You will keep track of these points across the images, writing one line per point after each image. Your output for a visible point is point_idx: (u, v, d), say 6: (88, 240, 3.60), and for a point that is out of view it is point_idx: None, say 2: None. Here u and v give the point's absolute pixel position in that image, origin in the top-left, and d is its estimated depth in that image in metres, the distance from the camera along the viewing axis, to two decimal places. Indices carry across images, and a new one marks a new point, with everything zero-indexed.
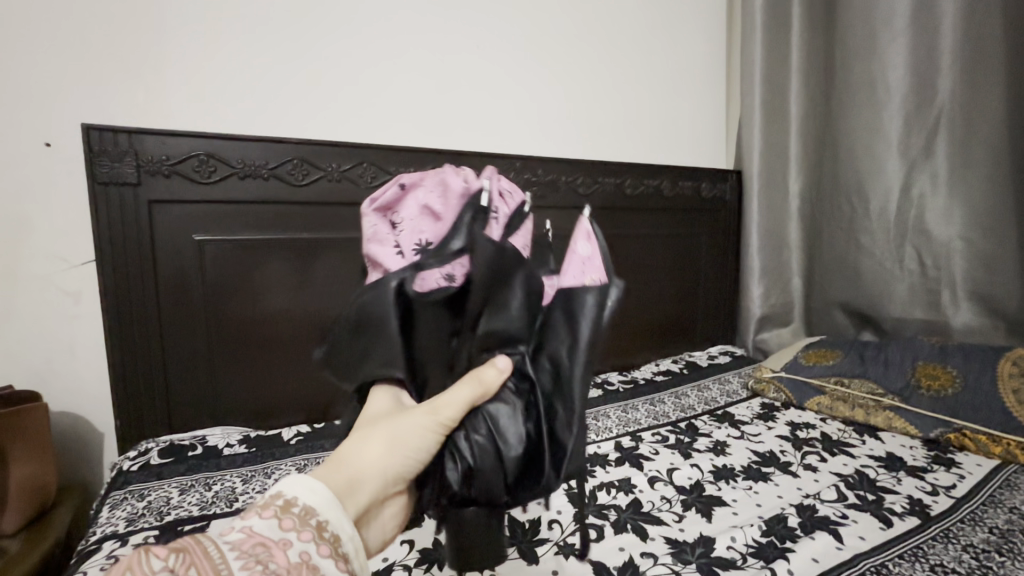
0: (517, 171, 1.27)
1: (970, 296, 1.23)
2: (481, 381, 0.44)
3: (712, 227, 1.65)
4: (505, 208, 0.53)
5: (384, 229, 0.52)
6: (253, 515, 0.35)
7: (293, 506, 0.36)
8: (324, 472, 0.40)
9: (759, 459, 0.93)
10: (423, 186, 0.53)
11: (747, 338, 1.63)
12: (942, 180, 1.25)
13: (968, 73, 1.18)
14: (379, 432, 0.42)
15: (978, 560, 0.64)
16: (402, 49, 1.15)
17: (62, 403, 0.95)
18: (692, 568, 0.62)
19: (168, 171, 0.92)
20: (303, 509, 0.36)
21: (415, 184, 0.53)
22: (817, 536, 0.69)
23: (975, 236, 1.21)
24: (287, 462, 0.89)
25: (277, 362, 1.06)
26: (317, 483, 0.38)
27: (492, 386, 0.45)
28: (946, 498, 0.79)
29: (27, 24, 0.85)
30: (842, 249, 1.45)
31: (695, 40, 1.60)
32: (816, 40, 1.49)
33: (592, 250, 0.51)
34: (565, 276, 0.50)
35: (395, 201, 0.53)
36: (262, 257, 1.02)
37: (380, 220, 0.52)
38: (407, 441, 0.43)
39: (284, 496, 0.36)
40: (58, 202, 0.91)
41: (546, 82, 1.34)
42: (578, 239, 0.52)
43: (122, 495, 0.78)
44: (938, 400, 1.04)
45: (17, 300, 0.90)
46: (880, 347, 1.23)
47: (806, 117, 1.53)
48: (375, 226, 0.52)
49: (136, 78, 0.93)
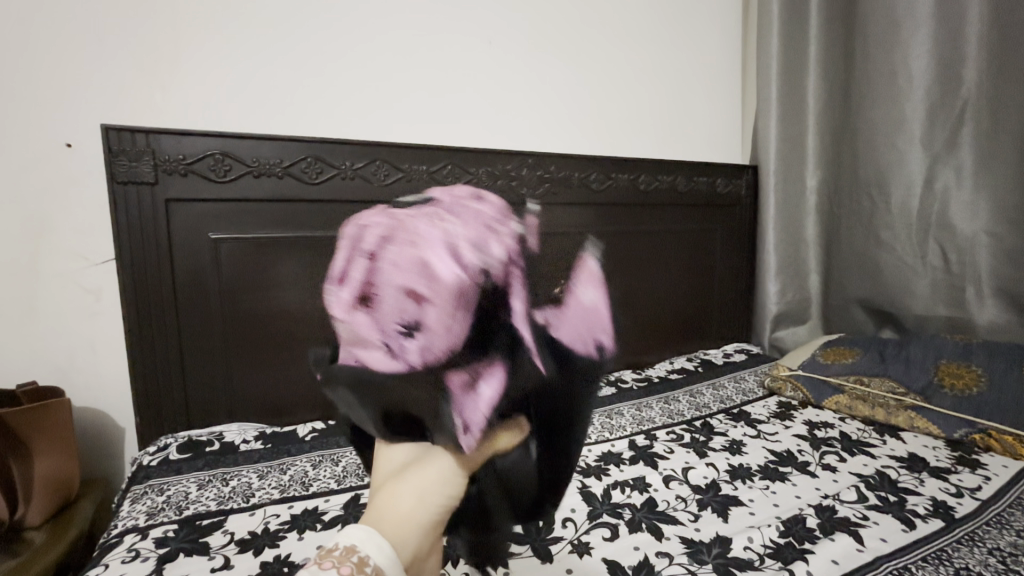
0: (529, 167, 1.25)
1: (995, 292, 1.20)
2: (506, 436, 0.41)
3: (726, 222, 1.62)
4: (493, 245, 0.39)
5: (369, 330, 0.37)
6: (330, 568, 0.33)
7: (367, 565, 0.34)
8: (375, 520, 0.38)
9: (777, 459, 0.91)
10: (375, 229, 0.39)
11: (763, 336, 1.61)
12: (966, 173, 1.22)
13: (996, 63, 1.14)
14: (423, 484, 0.39)
15: (1006, 563, 0.62)
16: (412, 46, 1.14)
17: (84, 397, 0.98)
18: (709, 568, 0.62)
19: (184, 170, 0.93)
20: (375, 568, 0.34)
21: (383, 238, 0.38)
22: (837, 537, 0.68)
23: (1001, 231, 1.17)
24: (303, 458, 0.90)
25: (291, 360, 1.07)
26: (374, 540, 0.36)
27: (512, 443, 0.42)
28: (971, 500, 0.77)
29: (47, 24, 0.87)
30: (862, 244, 1.42)
31: (710, 32, 1.57)
32: (836, 29, 1.45)
33: (597, 301, 0.43)
34: (569, 328, 0.41)
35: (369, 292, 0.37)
36: (276, 255, 1.02)
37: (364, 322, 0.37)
38: (446, 492, 0.39)
39: (359, 553, 0.34)
40: (80, 201, 0.93)
41: (557, 75, 1.33)
42: (588, 284, 0.43)
43: (143, 489, 0.79)
44: (962, 400, 1.02)
45: (41, 297, 0.92)
46: (901, 345, 1.20)
47: (824, 110, 1.50)
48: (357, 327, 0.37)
49: (154, 79, 0.94)
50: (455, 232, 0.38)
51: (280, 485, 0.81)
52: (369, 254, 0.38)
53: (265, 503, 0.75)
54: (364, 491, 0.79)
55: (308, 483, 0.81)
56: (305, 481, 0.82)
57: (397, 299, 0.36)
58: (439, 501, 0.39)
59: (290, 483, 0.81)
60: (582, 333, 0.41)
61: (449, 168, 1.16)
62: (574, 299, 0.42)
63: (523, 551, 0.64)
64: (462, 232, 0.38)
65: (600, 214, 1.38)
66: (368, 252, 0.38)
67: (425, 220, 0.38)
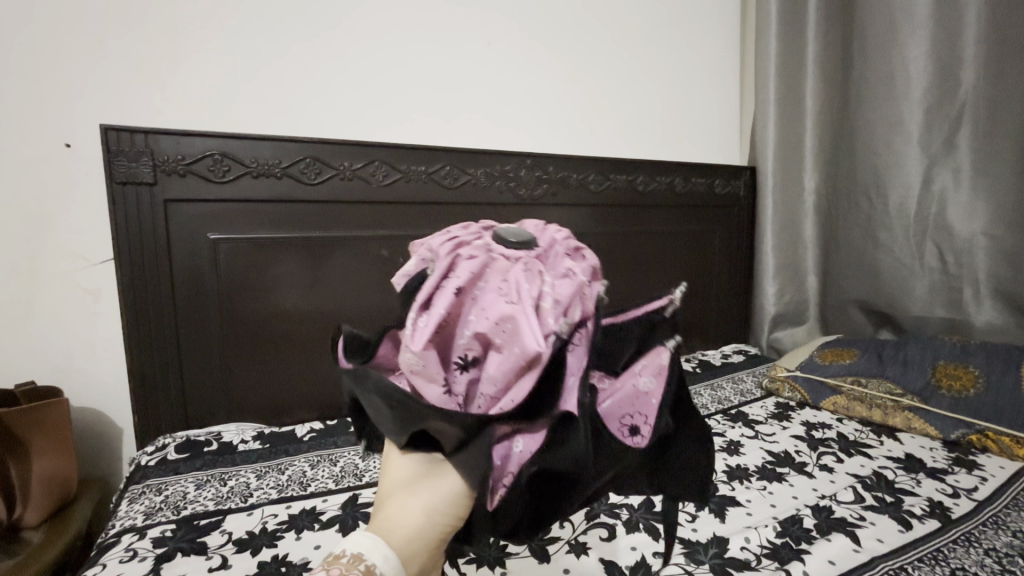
0: (528, 168, 1.26)
1: (993, 293, 1.20)
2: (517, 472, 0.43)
3: (724, 222, 1.63)
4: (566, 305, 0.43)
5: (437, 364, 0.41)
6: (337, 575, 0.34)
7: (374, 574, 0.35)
8: (383, 531, 0.38)
9: (775, 460, 0.91)
10: (468, 266, 0.44)
11: (761, 337, 1.62)
12: (964, 175, 1.22)
13: (994, 66, 1.15)
14: (433, 498, 0.39)
15: (1002, 564, 0.63)
16: (411, 46, 1.14)
17: (82, 397, 0.98)
18: (706, 568, 0.62)
19: (183, 171, 0.93)
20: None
21: (473, 277, 0.44)
22: (833, 537, 0.68)
23: (998, 232, 1.18)
24: (301, 458, 0.90)
25: (289, 360, 1.07)
26: (382, 552, 0.36)
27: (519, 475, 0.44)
28: (968, 500, 0.77)
29: (45, 24, 0.87)
30: (860, 246, 1.42)
31: (709, 34, 1.58)
32: (834, 31, 1.45)
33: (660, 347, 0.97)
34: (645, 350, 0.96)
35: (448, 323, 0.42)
36: (275, 256, 1.02)
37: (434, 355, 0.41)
38: (454, 510, 0.40)
39: (365, 561, 0.35)
40: (77, 201, 0.93)
41: (557, 75, 1.33)
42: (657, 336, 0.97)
43: (141, 488, 0.79)
44: (960, 401, 1.02)
45: (39, 297, 0.92)
46: (898, 345, 1.20)
47: (822, 111, 1.50)
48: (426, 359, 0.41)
49: (153, 79, 0.94)
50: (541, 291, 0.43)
51: (278, 485, 0.81)
52: (458, 290, 0.43)
53: (264, 503, 0.75)
54: (362, 491, 0.79)
55: (306, 483, 0.81)
56: (303, 481, 0.82)
57: (472, 339, 0.42)
58: (447, 515, 0.40)
59: (288, 483, 0.81)
60: (619, 409, 0.48)
61: (447, 169, 1.16)
62: (631, 379, 0.49)
63: (520, 551, 0.65)
64: (547, 290, 0.43)
65: (598, 215, 1.38)
66: (458, 287, 0.43)
67: (519, 271, 0.44)
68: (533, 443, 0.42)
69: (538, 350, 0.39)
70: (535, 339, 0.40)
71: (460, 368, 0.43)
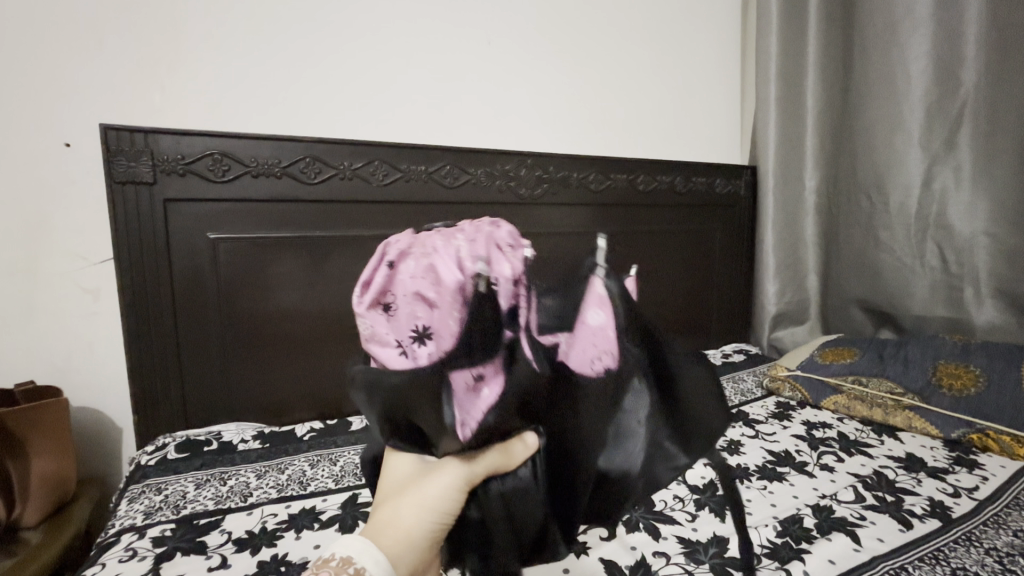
0: (528, 167, 1.26)
1: (994, 292, 1.20)
2: (509, 455, 0.43)
3: (725, 222, 1.62)
4: (487, 249, 0.43)
5: (386, 334, 0.42)
6: None
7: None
8: (376, 533, 0.40)
9: (775, 459, 0.91)
10: (392, 244, 0.46)
11: (762, 337, 1.62)
12: (965, 174, 1.22)
13: (995, 64, 1.14)
14: (424, 497, 0.40)
15: (1003, 563, 0.62)
16: (412, 45, 1.14)
17: (81, 397, 0.98)
18: (706, 568, 0.62)
19: (183, 170, 0.93)
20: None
21: (399, 253, 0.45)
22: (834, 537, 0.68)
23: (999, 231, 1.18)
24: (301, 458, 0.90)
25: (289, 359, 1.07)
26: (374, 553, 0.38)
27: (517, 459, 0.43)
28: (968, 500, 0.77)
29: (45, 23, 0.87)
30: (860, 245, 1.42)
31: (710, 34, 1.58)
32: (834, 31, 1.45)
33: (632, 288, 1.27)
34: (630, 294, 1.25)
35: (387, 291, 0.43)
36: (274, 255, 1.02)
37: (380, 326, 0.43)
38: (446, 505, 0.41)
39: (354, 564, 0.37)
40: (77, 200, 0.93)
41: (557, 75, 1.33)
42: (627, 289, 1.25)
43: (140, 488, 0.79)
44: (961, 400, 1.02)
45: (38, 296, 0.92)
46: (899, 344, 1.20)
47: (823, 111, 1.49)
48: (373, 328, 0.43)
49: (153, 79, 0.94)
50: (459, 241, 0.44)
51: (278, 484, 0.81)
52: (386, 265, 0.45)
53: (263, 502, 0.75)
54: (361, 491, 0.79)
55: (305, 483, 0.81)
56: (303, 481, 0.82)
57: (409, 303, 0.43)
58: (436, 514, 0.41)
59: (288, 482, 0.81)
60: (586, 354, 0.45)
61: (447, 168, 1.16)
62: (579, 322, 0.45)
63: None
64: (464, 239, 0.44)
65: (597, 214, 1.38)
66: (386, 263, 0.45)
67: (436, 233, 0.45)
68: (496, 381, 0.41)
69: (458, 282, 0.41)
70: (453, 274, 0.41)
71: (417, 340, 0.42)
